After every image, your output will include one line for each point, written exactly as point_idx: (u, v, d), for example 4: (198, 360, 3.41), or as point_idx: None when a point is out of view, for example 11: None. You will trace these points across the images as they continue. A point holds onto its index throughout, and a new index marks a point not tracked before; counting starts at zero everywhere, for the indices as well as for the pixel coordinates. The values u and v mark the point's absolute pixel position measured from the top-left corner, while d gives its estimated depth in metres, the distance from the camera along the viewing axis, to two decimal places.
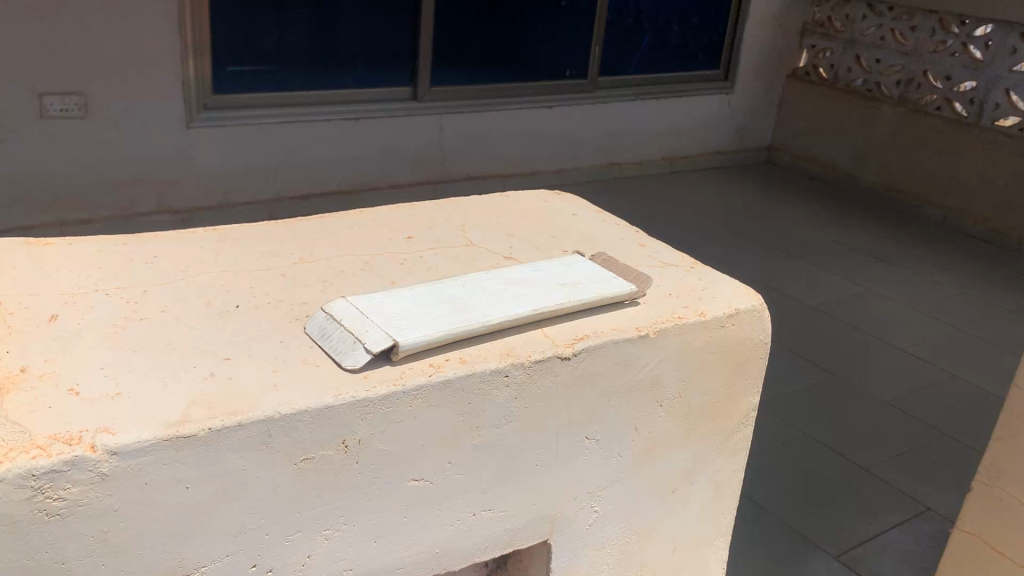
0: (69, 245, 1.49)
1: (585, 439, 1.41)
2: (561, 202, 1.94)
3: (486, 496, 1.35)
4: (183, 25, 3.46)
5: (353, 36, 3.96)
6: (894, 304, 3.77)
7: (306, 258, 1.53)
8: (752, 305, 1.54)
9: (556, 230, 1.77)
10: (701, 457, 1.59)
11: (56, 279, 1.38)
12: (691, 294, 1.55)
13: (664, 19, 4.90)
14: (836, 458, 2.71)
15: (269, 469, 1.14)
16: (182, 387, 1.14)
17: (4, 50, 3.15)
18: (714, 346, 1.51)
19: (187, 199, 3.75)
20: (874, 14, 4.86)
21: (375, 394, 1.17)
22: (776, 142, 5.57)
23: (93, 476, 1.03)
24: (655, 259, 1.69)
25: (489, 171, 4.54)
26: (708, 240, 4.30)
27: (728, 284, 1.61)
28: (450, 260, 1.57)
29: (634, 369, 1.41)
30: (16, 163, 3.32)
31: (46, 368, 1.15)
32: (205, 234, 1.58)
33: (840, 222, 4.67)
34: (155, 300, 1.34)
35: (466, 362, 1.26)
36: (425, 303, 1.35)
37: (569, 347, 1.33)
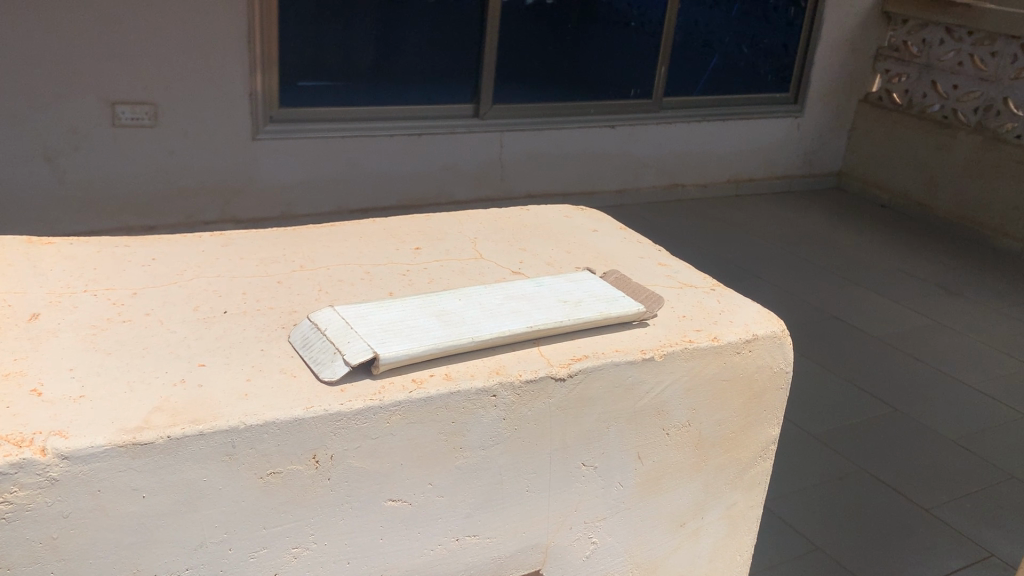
0: (68, 245, 1.54)
1: (581, 466, 1.39)
2: (584, 218, 1.94)
3: (471, 521, 1.34)
4: (252, 39, 3.53)
5: (417, 53, 4.00)
6: (964, 339, 3.61)
7: (306, 266, 1.55)
8: (772, 332, 1.51)
9: (572, 246, 1.77)
10: (713, 491, 1.58)
11: (46, 278, 1.41)
12: (706, 318, 1.52)
13: (732, 40, 4.84)
14: (893, 495, 2.60)
15: (231, 481, 1.13)
16: (149, 392, 1.15)
17: (79, 60, 3.27)
18: (729, 372, 1.48)
19: (251, 209, 3.82)
20: (952, 39, 4.72)
21: (347, 408, 1.16)
22: (846, 168, 5.43)
23: (42, 480, 1.03)
24: (674, 278, 1.67)
25: (549, 189, 4.53)
26: (769, 265, 4.20)
27: (749, 308, 1.58)
28: (454, 273, 1.57)
29: (636, 396, 1.39)
30: (85, 168, 3.43)
31: (12, 368, 1.17)
32: (211, 238, 1.62)
33: (907, 252, 4.52)
34: (141, 303, 1.36)
35: (451, 379, 1.24)
36: (413, 317, 1.34)
37: (564, 368, 1.31)
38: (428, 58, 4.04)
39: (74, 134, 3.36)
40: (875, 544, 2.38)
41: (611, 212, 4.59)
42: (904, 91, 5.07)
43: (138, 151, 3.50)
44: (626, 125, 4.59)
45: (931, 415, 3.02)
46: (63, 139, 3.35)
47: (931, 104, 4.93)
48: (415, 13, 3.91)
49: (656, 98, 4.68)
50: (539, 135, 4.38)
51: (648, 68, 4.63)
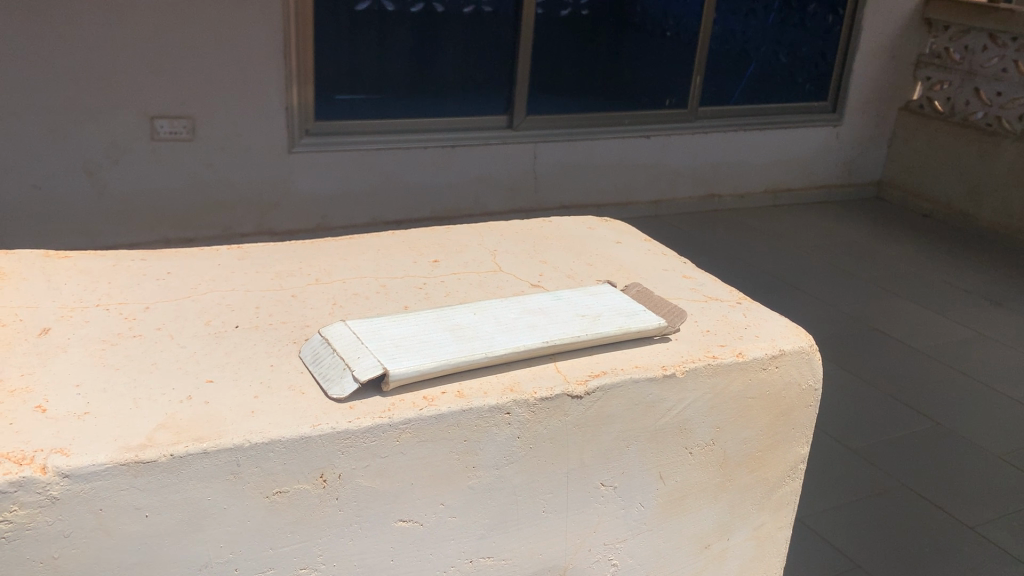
0: (83, 259, 1.61)
1: (601, 486, 1.44)
2: (608, 229, 2.00)
3: (484, 543, 1.38)
4: (287, 53, 3.57)
5: (452, 66, 4.03)
6: (1008, 352, 3.53)
7: (321, 278, 1.61)
8: (800, 347, 1.56)
9: (594, 258, 1.82)
10: (739, 512, 1.62)
11: (60, 293, 1.48)
12: (731, 333, 1.56)
13: (769, 49, 4.80)
14: (935, 511, 2.54)
15: (236, 500, 1.18)
16: (155, 409, 1.20)
17: (119, 75, 3.32)
18: (755, 389, 1.53)
19: (288, 221, 3.85)
20: (995, 45, 4.63)
21: (356, 426, 1.20)
22: (887, 177, 5.34)
23: (42, 499, 1.08)
24: (700, 292, 1.72)
25: (583, 200, 4.51)
26: (807, 276, 4.15)
27: (776, 323, 1.62)
28: (469, 286, 1.63)
29: (659, 413, 1.44)
30: (124, 182, 3.48)
31: (18, 384, 1.22)
32: (228, 252, 1.69)
33: (949, 262, 4.44)
34: (153, 318, 1.43)
35: (463, 397, 1.28)
36: (427, 332, 1.38)
37: (581, 385, 1.35)
38: (462, 71, 4.06)
39: (113, 149, 3.41)
40: (914, 561, 2.33)
41: (646, 223, 4.56)
42: (946, 98, 4.98)
43: (175, 165, 3.54)
44: (661, 135, 4.56)
45: (974, 429, 2.95)
46: (103, 152, 3.41)
47: (974, 111, 4.84)
48: (450, 26, 3.94)
49: (692, 108, 4.64)
50: (574, 146, 4.36)
51: (684, 78, 4.60)
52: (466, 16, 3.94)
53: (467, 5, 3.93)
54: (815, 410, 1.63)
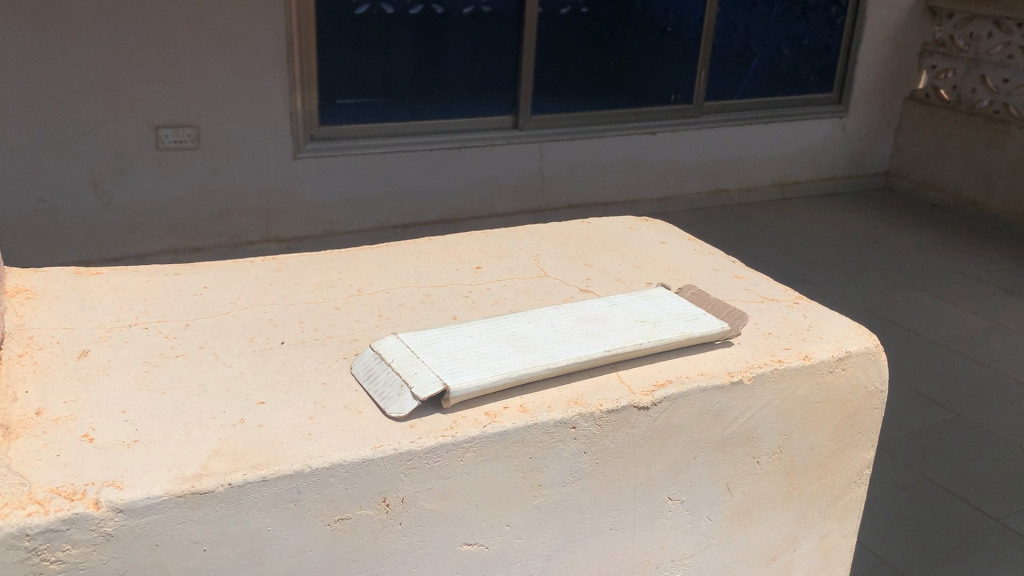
0: (116, 275, 1.61)
1: (667, 500, 1.44)
2: (648, 230, 2.02)
3: (548, 564, 1.36)
4: (291, 58, 3.55)
5: (457, 68, 4.02)
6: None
7: (363, 289, 1.62)
8: (865, 348, 1.56)
9: (641, 260, 1.84)
10: (804, 522, 1.62)
11: (96, 311, 1.48)
12: (794, 335, 1.57)
13: (773, 42, 4.77)
14: (960, 504, 2.51)
15: (299, 529, 1.16)
16: (208, 435, 1.18)
17: (123, 86, 3.30)
18: (822, 393, 1.53)
19: (295, 228, 3.83)
20: (1000, 31, 4.59)
21: (418, 446, 1.19)
22: (895, 168, 5.31)
23: (96, 535, 1.06)
24: (754, 292, 1.73)
25: (592, 199, 4.49)
26: (818, 269, 4.12)
27: (838, 323, 1.63)
28: (518, 293, 1.64)
29: (726, 421, 1.44)
30: (131, 193, 3.46)
31: (61, 412, 1.20)
32: (264, 263, 1.70)
33: (961, 252, 4.42)
34: (195, 337, 1.42)
35: (527, 412, 1.27)
36: (485, 345, 1.38)
37: (648, 396, 1.34)
38: (466, 72, 4.04)
39: (119, 160, 3.40)
40: (943, 553, 2.30)
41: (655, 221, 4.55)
42: (952, 87, 4.95)
43: (182, 174, 3.53)
44: (667, 131, 4.54)
45: (995, 419, 2.93)
46: (109, 164, 3.39)
47: (980, 99, 4.80)
48: (451, 28, 3.92)
49: (698, 103, 4.62)
50: (580, 144, 4.34)
51: (689, 74, 4.58)
52: (466, 17, 3.92)
53: (468, 5, 3.91)
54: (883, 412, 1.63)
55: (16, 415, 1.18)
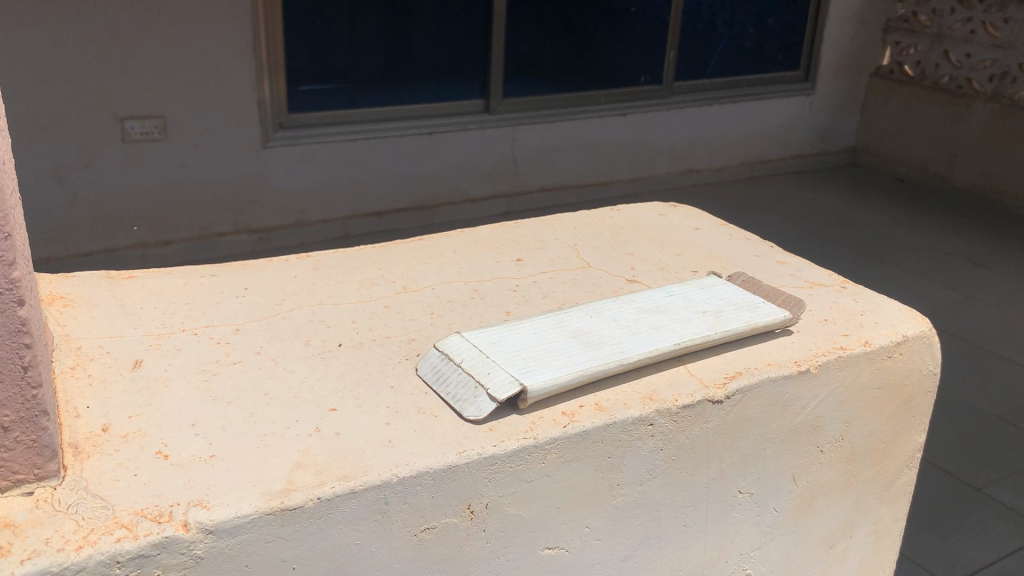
0: (150, 277, 1.59)
1: (738, 494, 1.44)
2: (680, 216, 2.04)
3: (625, 565, 1.36)
4: (258, 45, 3.49)
5: (428, 52, 3.97)
6: (998, 313, 3.55)
7: (409, 286, 1.61)
8: (921, 332, 1.58)
9: (682, 247, 1.86)
10: (862, 509, 1.63)
11: (139, 316, 1.46)
12: (851, 322, 1.59)
13: (740, 21, 4.78)
14: (945, 475, 2.54)
15: (387, 541, 1.14)
16: (287, 446, 1.16)
17: (86, 76, 3.22)
18: (882, 378, 1.55)
19: (265, 218, 3.77)
20: (962, 7, 4.62)
21: (501, 450, 1.18)
22: (862, 144, 5.36)
23: (187, 558, 1.02)
24: (802, 278, 1.76)
25: (565, 182, 4.49)
26: (790, 247, 4.16)
27: (890, 307, 1.66)
28: (566, 285, 1.65)
29: (794, 412, 1.45)
30: (98, 186, 3.38)
31: (129, 428, 1.17)
32: (299, 260, 1.69)
33: (930, 225, 4.48)
34: (247, 343, 1.40)
35: (605, 410, 1.27)
36: (553, 341, 1.37)
37: (721, 389, 1.35)
38: (436, 56, 3.99)
39: (84, 153, 3.31)
40: (931, 524, 2.34)
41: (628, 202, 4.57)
42: (916, 62, 4.98)
43: (151, 166, 3.45)
44: (638, 112, 4.55)
45: (974, 391, 2.97)
46: (74, 158, 3.30)
47: (943, 74, 4.85)
48: (419, 11, 3.86)
49: (668, 83, 4.62)
50: (552, 127, 4.33)
51: (658, 54, 4.58)
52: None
53: None
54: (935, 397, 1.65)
55: (82, 433, 1.15)
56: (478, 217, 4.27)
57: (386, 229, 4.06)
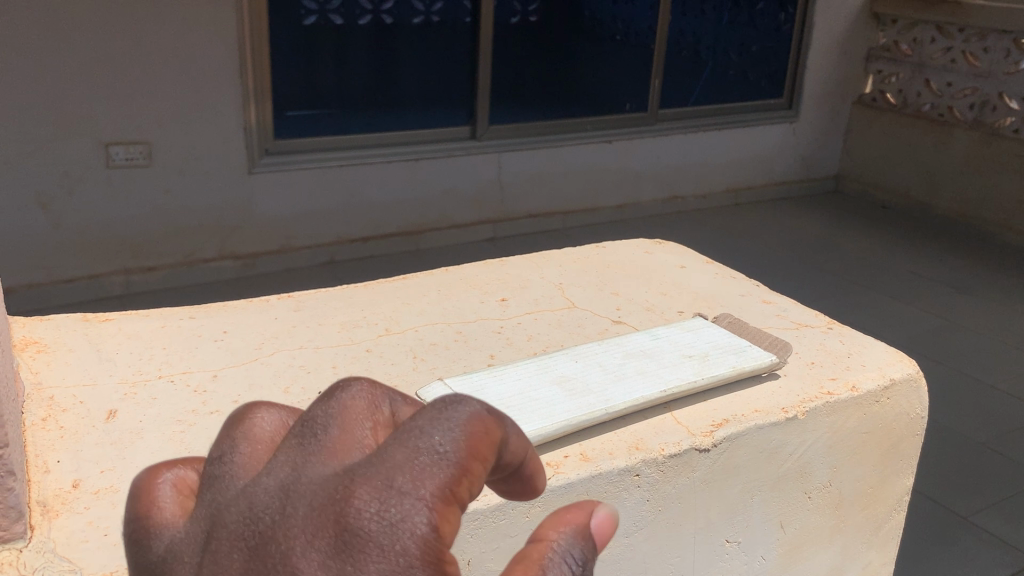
0: (127, 320, 1.58)
1: (724, 542, 1.44)
2: (666, 252, 2.05)
3: None
4: (244, 71, 3.49)
5: (414, 77, 4.00)
6: (981, 339, 3.57)
7: (391, 328, 1.60)
8: (908, 375, 1.58)
9: (668, 286, 1.86)
10: (850, 552, 1.64)
11: (115, 362, 1.44)
12: (838, 364, 1.58)
13: (724, 49, 4.84)
14: (931, 502, 2.54)
15: None
16: None
17: (71, 102, 3.20)
18: (869, 423, 1.55)
19: (251, 244, 3.76)
20: (943, 37, 4.71)
21: (483, 504, 1.16)
22: (845, 171, 5.40)
23: None
24: (789, 319, 1.75)
25: (550, 207, 4.50)
26: (774, 273, 4.17)
27: (877, 348, 1.65)
28: (551, 327, 1.64)
29: (781, 458, 1.45)
30: (82, 212, 3.35)
31: (100, 484, 1.15)
32: (280, 301, 1.69)
33: (913, 251, 4.51)
34: (225, 391, 1.38)
35: (590, 461, 1.26)
36: (537, 389, 1.36)
37: (708, 438, 1.34)
38: (420, 82, 4.02)
39: (68, 178, 3.29)
40: (918, 552, 2.34)
41: (614, 228, 4.58)
42: (897, 91, 5.04)
43: (134, 192, 3.43)
44: (623, 140, 4.57)
45: (958, 418, 2.98)
46: (58, 185, 3.28)
47: (925, 102, 4.90)
48: (402, 37, 3.89)
49: (652, 110, 4.66)
50: (537, 154, 4.35)
51: (643, 81, 4.62)
52: (417, 26, 3.91)
53: (417, 15, 3.89)
54: (922, 439, 1.66)
55: (52, 491, 1.13)
56: (464, 242, 4.27)
57: (371, 254, 4.04)
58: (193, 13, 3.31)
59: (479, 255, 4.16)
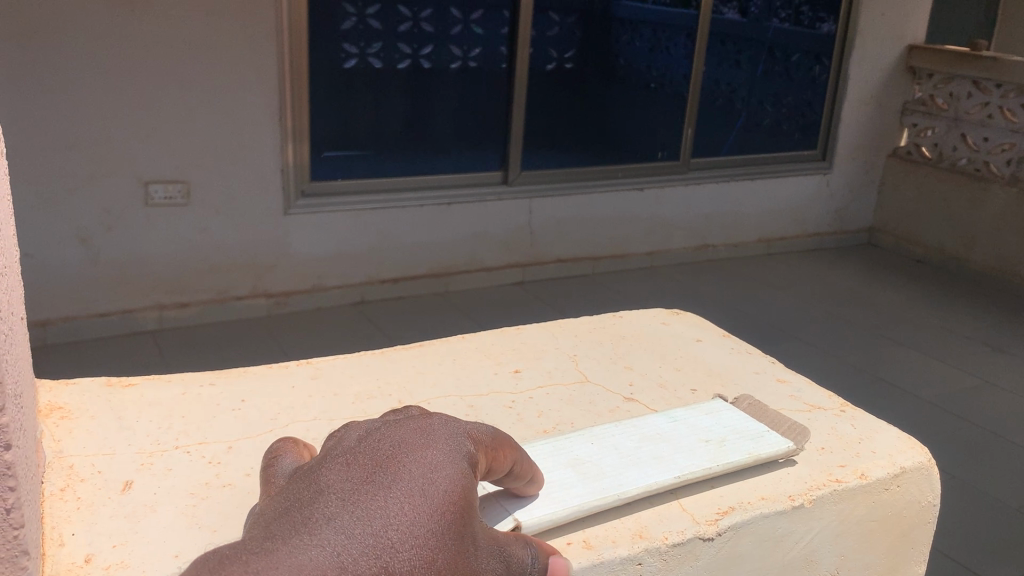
0: (150, 386, 1.62)
1: None
2: (682, 322, 2.05)
3: None
4: (283, 112, 3.56)
5: (448, 121, 4.06)
6: (1015, 399, 3.50)
7: (405, 399, 1.61)
8: (918, 463, 1.60)
9: (681, 361, 1.86)
10: None
11: (135, 431, 1.48)
12: (848, 451, 1.60)
13: (758, 100, 4.87)
14: (959, 567, 2.48)
15: None
16: None
17: (115, 141, 3.29)
18: (877, 510, 1.57)
19: (283, 283, 3.80)
20: (980, 92, 4.68)
21: None
22: (878, 224, 5.36)
23: None
24: (803, 400, 1.77)
25: (579, 254, 4.51)
26: (803, 326, 4.14)
27: (887, 433, 1.67)
28: (563, 403, 1.66)
29: (788, 546, 1.48)
30: (119, 249, 3.43)
31: (111, 559, 1.18)
32: (298, 368, 1.72)
33: (947, 307, 4.45)
34: (238, 465, 1.41)
35: (594, 549, 1.28)
36: (552, 471, 1.40)
37: (712, 526, 1.37)
38: (455, 127, 4.08)
39: (108, 215, 3.37)
40: None
41: (643, 276, 4.58)
42: (933, 144, 5.01)
43: (172, 230, 3.50)
44: (654, 187, 4.58)
45: (989, 480, 2.91)
46: (99, 221, 3.36)
47: (961, 156, 4.87)
48: (438, 82, 3.97)
49: (684, 160, 4.68)
50: (567, 200, 4.38)
51: (675, 131, 4.65)
52: (454, 72, 3.99)
53: (454, 61, 3.97)
54: (931, 525, 1.69)
55: (65, 564, 1.16)
56: (492, 285, 4.28)
57: (399, 296, 4.08)
58: (237, 56, 3.40)
59: (506, 300, 4.17)
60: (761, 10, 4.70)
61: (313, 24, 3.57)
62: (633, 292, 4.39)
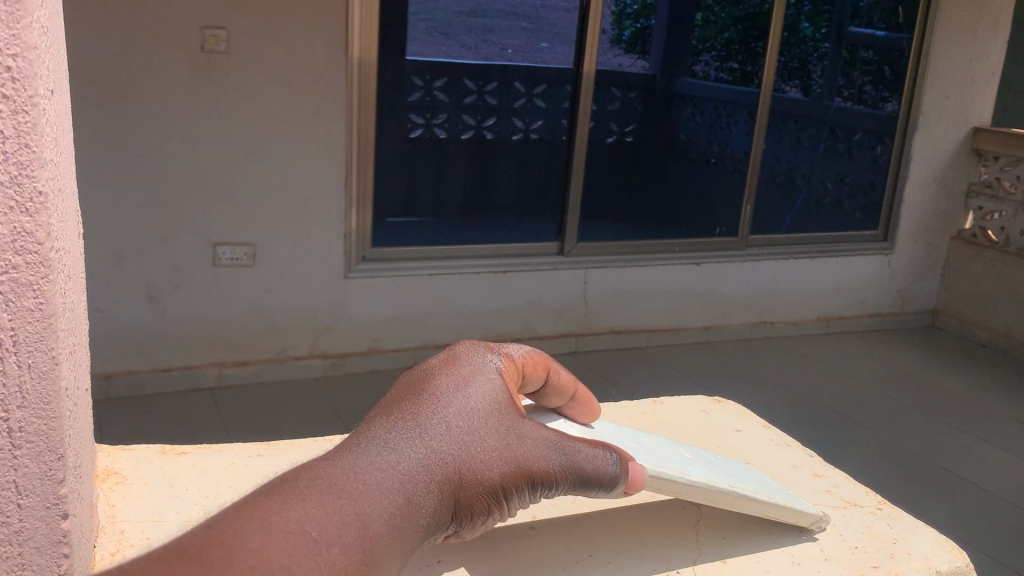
0: (202, 453, 1.66)
1: None
2: (721, 412, 1.91)
3: None
4: (349, 177, 3.66)
5: (508, 191, 4.14)
6: None
7: None
8: (957, 568, 1.36)
9: (710, 451, 1.72)
10: None
11: (185, 497, 1.51)
12: (881, 551, 1.37)
13: (818, 178, 4.86)
14: None
15: None
16: None
17: (187, 203, 3.42)
18: None
19: (339, 345, 3.86)
20: None
21: None
22: (941, 307, 5.24)
23: None
24: (837, 495, 1.57)
25: (633, 326, 4.50)
26: (862, 409, 4.04)
27: (928, 536, 1.43)
28: None
29: None
30: (185, 306, 3.54)
31: None
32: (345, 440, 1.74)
33: (1015, 396, 4.30)
34: None
35: None
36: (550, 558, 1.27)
37: None
38: (514, 197, 4.15)
39: (176, 274, 3.48)
40: None
41: (698, 352, 4.55)
42: (999, 228, 4.89)
43: (236, 290, 3.60)
44: (711, 263, 4.58)
45: None
46: (167, 279, 3.48)
47: None
48: (499, 153, 4.06)
49: (742, 236, 4.67)
50: (623, 272, 4.39)
51: (733, 207, 4.65)
52: (515, 143, 4.07)
53: (516, 132, 4.06)
54: None
55: None
56: (545, 354, 4.29)
57: None
58: (306, 125, 3.52)
59: None
60: (823, 89, 4.72)
61: (381, 95, 3.70)
62: (686, 367, 4.36)
